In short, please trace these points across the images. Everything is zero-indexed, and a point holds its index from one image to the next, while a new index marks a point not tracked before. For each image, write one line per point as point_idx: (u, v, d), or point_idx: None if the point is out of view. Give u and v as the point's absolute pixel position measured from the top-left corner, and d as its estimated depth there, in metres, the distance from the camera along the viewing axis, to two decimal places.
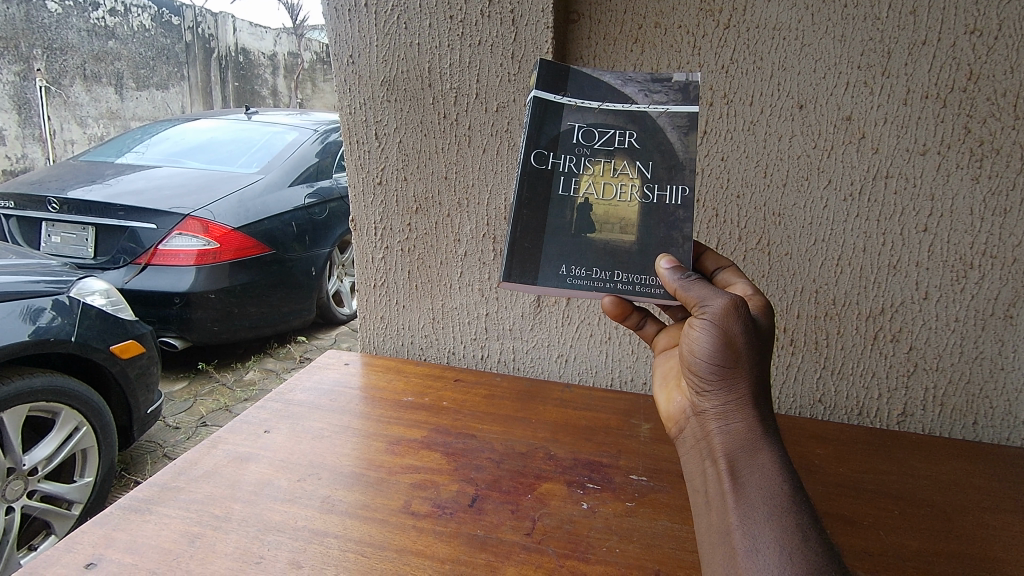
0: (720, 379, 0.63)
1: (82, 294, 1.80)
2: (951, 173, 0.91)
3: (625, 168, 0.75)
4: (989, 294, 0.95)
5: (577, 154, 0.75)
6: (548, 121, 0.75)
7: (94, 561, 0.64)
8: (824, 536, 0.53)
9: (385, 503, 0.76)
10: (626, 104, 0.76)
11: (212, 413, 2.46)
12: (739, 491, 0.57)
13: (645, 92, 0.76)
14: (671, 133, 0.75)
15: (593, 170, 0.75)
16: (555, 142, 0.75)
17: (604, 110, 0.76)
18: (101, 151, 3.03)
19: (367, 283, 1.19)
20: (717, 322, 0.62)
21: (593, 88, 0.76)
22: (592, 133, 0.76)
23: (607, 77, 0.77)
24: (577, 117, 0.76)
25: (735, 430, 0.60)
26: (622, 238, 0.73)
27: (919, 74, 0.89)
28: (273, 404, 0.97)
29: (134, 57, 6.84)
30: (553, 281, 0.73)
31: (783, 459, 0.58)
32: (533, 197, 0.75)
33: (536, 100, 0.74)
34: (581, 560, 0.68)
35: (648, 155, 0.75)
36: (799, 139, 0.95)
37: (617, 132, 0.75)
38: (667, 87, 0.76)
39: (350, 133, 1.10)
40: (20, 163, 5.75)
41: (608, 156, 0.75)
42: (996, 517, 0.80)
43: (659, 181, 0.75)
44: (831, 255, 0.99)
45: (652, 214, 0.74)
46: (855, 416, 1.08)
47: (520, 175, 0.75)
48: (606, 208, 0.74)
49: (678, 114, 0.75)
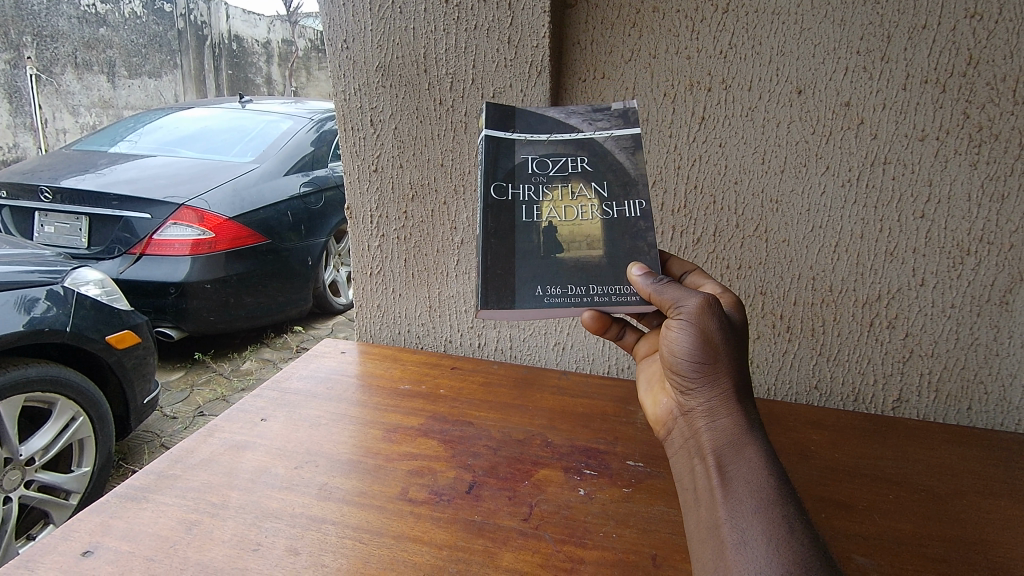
0: (702, 377, 0.64)
1: (76, 284, 1.78)
2: (949, 158, 0.91)
3: (583, 190, 0.76)
4: (985, 280, 0.95)
5: (534, 182, 0.76)
6: (502, 155, 0.77)
7: (92, 548, 0.64)
8: (810, 528, 0.53)
9: (383, 490, 0.76)
10: (574, 134, 0.79)
11: (209, 403, 2.46)
12: (726, 485, 0.57)
13: (589, 121, 0.80)
14: (619, 154, 0.77)
15: (551, 196, 0.76)
16: (512, 175, 0.76)
17: (553, 141, 0.78)
18: (93, 140, 3.01)
19: (363, 271, 1.19)
20: (693, 321, 0.64)
21: (540, 123, 0.79)
22: (546, 163, 0.77)
23: (551, 112, 0.81)
24: (530, 150, 0.78)
25: (722, 425, 0.61)
26: (591, 255, 0.74)
27: (918, 59, 0.88)
28: (270, 393, 0.97)
29: (125, 45, 6.74)
30: (531, 303, 0.71)
31: (768, 451, 0.59)
32: (498, 227, 0.74)
33: (488, 138, 0.76)
34: (578, 545, 0.68)
35: (602, 177, 0.77)
36: (797, 125, 0.94)
37: (569, 159, 0.78)
38: (608, 114, 0.80)
39: (346, 120, 1.09)
40: (12, 154, 5.76)
41: (564, 181, 0.77)
42: (990, 501, 0.81)
43: (615, 198, 0.77)
44: (828, 242, 0.99)
45: (615, 228, 0.75)
46: (851, 402, 1.09)
47: (483, 208, 0.74)
48: (571, 229, 0.74)
49: (622, 137, 0.78)
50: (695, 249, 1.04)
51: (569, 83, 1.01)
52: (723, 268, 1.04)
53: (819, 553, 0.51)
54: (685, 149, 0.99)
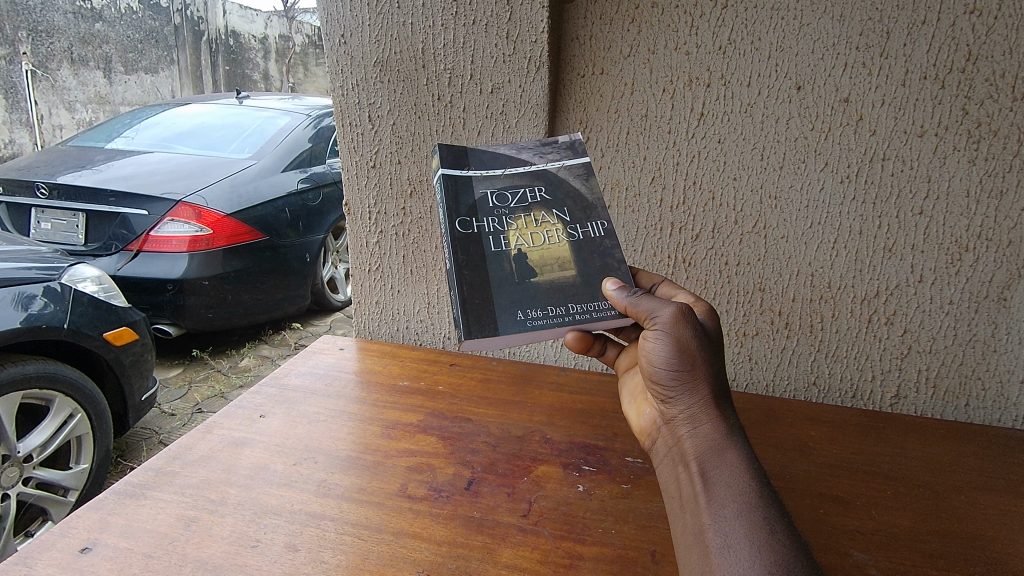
0: (681, 385, 0.64)
1: (74, 281, 1.78)
2: (947, 155, 0.91)
3: (546, 217, 0.78)
4: (984, 276, 0.96)
5: (498, 214, 0.77)
6: (461, 192, 0.78)
7: (90, 545, 0.64)
8: (792, 529, 0.53)
9: (381, 487, 0.76)
10: (527, 167, 0.82)
11: (207, 400, 2.46)
12: (709, 491, 0.56)
13: (540, 154, 0.83)
14: (573, 182, 0.81)
15: (516, 225, 0.77)
16: (474, 209, 0.77)
17: (508, 175, 0.80)
18: (90, 136, 2.99)
19: (362, 267, 1.19)
20: (669, 330, 0.64)
21: (493, 159, 0.81)
22: (505, 196, 0.79)
23: (501, 149, 0.83)
24: (488, 185, 0.79)
25: (704, 432, 0.61)
26: (564, 275, 0.75)
27: (917, 54, 0.88)
28: (268, 389, 0.97)
29: (122, 40, 6.72)
30: (514, 328, 0.70)
31: (749, 455, 0.59)
32: (469, 259, 0.74)
33: (445, 176, 0.77)
34: (578, 542, 0.68)
35: (562, 203, 0.79)
36: (796, 122, 0.94)
37: (527, 190, 0.79)
38: (557, 147, 0.84)
39: (344, 116, 1.08)
40: (8, 150, 5.74)
41: (526, 211, 0.78)
42: (987, 497, 0.81)
43: (578, 221, 0.79)
44: (827, 238, 0.99)
45: (583, 248, 0.77)
46: (849, 398, 1.09)
47: (450, 243, 0.74)
48: (540, 253, 0.75)
49: (573, 166, 0.82)
50: (694, 246, 1.04)
51: (567, 79, 1.00)
52: (722, 264, 1.04)
53: (801, 554, 0.51)
54: (684, 144, 0.99)
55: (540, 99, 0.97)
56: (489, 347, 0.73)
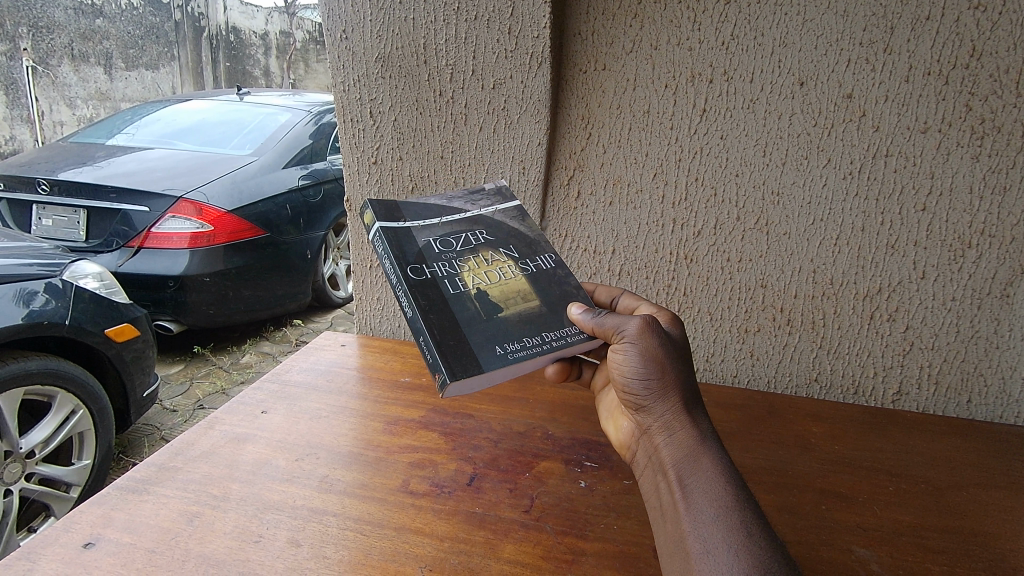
0: (652, 396, 0.64)
1: (75, 279, 1.78)
2: (951, 151, 0.91)
3: (494, 256, 0.82)
4: (986, 273, 0.95)
5: (446, 258, 0.79)
6: (404, 242, 0.79)
7: (93, 540, 0.64)
8: (769, 533, 0.53)
9: (384, 482, 0.76)
10: (462, 214, 0.87)
11: (208, 396, 2.46)
12: (687, 498, 0.57)
13: (471, 201, 0.89)
14: (509, 223, 0.87)
15: (467, 266, 0.80)
16: (421, 257, 0.78)
17: (446, 223, 0.85)
18: (90, 133, 2.99)
19: (363, 264, 1.19)
20: (636, 341, 0.65)
21: (426, 211, 0.85)
22: (448, 242, 0.82)
23: (432, 200, 0.88)
24: (428, 234, 0.82)
25: (680, 438, 0.61)
26: (529, 306, 0.76)
27: (922, 50, 0.87)
28: (270, 385, 0.97)
29: (122, 36, 6.69)
30: (496, 362, 0.68)
31: (725, 460, 0.59)
32: (431, 302, 0.73)
33: (384, 229, 0.78)
34: (579, 537, 0.69)
35: (505, 242, 0.84)
36: (799, 118, 0.94)
37: (468, 234, 0.84)
38: (486, 194, 0.91)
39: (345, 112, 1.07)
40: (8, 146, 5.74)
41: (473, 254, 0.82)
42: (989, 493, 0.81)
43: (526, 256, 0.83)
44: (828, 235, 0.99)
45: (540, 279, 0.80)
46: (851, 395, 1.09)
47: (408, 291, 0.73)
48: (500, 289, 0.77)
49: (507, 210, 0.89)
50: (696, 241, 1.04)
51: (569, 76, 1.00)
52: (724, 261, 1.04)
53: (776, 554, 0.51)
54: (686, 141, 0.98)
55: (542, 96, 0.97)
56: (470, 388, 0.69)
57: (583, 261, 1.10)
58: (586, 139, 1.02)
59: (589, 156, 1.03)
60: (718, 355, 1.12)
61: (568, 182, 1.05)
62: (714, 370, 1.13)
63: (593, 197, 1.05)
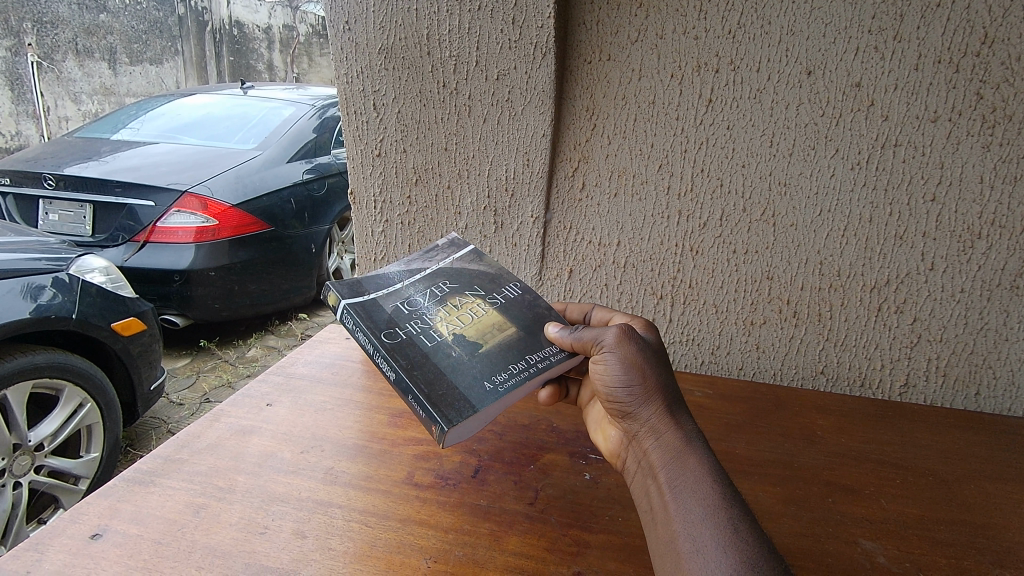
0: (636, 402, 0.65)
1: (82, 271, 1.79)
2: (961, 140, 0.89)
3: (462, 299, 0.84)
4: (996, 264, 0.94)
5: (417, 315, 0.80)
6: (373, 312, 0.78)
7: (100, 531, 0.64)
8: (756, 530, 0.54)
9: (389, 474, 0.76)
10: (423, 270, 0.89)
11: (215, 389, 2.48)
12: (677, 499, 0.57)
13: (428, 257, 0.93)
14: (470, 266, 0.90)
15: (439, 317, 0.81)
16: (392, 321, 0.78)
17: (408, 285, 0.86)
18: (95, 127, 3.00)
19: (368, 257, 1.19)
20: (615, 349, 0.67)
21: (387, 279, 0.86)
22: (414, 300, 0.83)
23: (391, 269, 0.90)
24: (394, 299, 0.82)
25: (666, 441, 0.62)
26: (507, 335, 0.78)
27: (932, 38, 0.86)
28: (275, 378, 0.97)
29: (126, 31, 6.68)
30: (488, 398, 0.68)
31: (711, 460, 0.60)
32: (413, 361, 0.72)
33: (350, 306, 0.78)
34: (585, 529, 0.68)
35: (469, 283, 0.87)
36: (806, 107, 0.93)
37: (432, 287, 0.86)
38: (441, 249, 0.95)
39: (348, 104, 1.07)
40: (15, 142, 5.81)
41: (441, 304, 0.83)
42: (998, 486, 0.81)
43: (492, 290, 0.86)
44: (836, 226, 0.98)
45: (511, 308, 0.83)
46: (858, 387, 1.08)
47: (387, 355, 0.71)
48: (476, 328, 0.79)
49: (464, 255, 0.92)
50: (702, 233, 1.03)
51: (574, 66, 0.98)
52: (730, 253, 1.03)
53: (764, 550, 0.52)
54: (691, 132, 0.97)
55: (547, 86, 0.96)
56: (467, 433, 0.67)
57: (588, 253, 1.09)
58: (591, 130, 1.01)
59: (594, 148, 1.02)
60: (724, 348, 1.11)
61: (572, 175, 1.04)
62: (719, 363, 1.13)
63: (597, 189, 1.04)
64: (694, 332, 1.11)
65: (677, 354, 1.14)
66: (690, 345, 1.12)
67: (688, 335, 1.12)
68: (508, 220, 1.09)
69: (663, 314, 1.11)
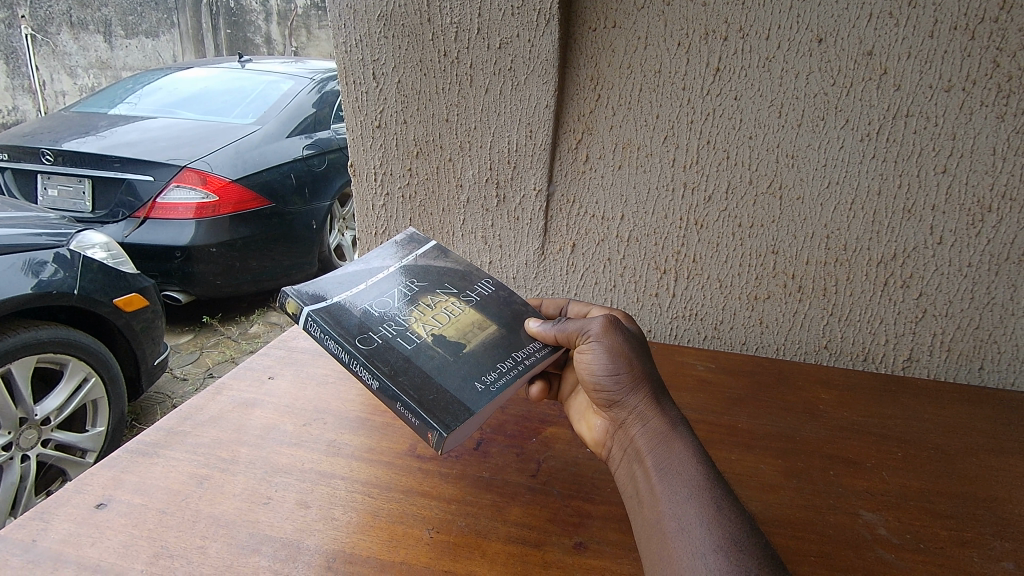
0: (622, 390, 0.66)
1: (82, 248, 1.77)
2: (974, 110, 0.87)
3: (435, 298, 0.82)
4: (1005, 238, 0.93)
5: (389, 318, 0.76)
6: (340, 317, 0.73)
7: (104, 501, 0.65)
8: (738, 508, 0.54)
9: (391, 446, 0.76)
10: (387, 268, 0.86)
11: (218, 365, 2.49)
12: (663, 480, 0.58)
13: (391, 252, 0.90)
14: (435, 263, 0.89)
15: (414, 317, 0.78)
16: (362, 326, 0.73)
17: (373, 286, 0.82)
18: (93, 102, 2.96)
19: (369, 231, 1.17)
20: (602, 338, 0.68)
21: (351, 279, 0.82)
22: (382, 301, 0.79)
23: (351, 266, 0.85)
24: (360, 302, 0.78)
25: (653, 426, 0.62)
26: (488, 332, 0.78)
27: (948, 3, 0.83)
28: (276, 351, 0.97)
29: (121, 2, 6.53)
30: (482, 400, 0.67)
31: (696, 444, 0.61)
32: (394, 367, 0.68)
33: (316, 312, 0.72)
34: (586, 500, 0.69)
35: (439, 282, 0.85)
36: (817, 77, 0.90)
37: (400, 288, 0.82)
38: (401, 244, 0.92)
39: (347, 73, 1.04)
40: (11, 116, 5.78)
41: (414, 304, 0.80)
42: (998, 459, 0.82)
43: (465, 288, 0.85)
44: (844, 200, 0.96)
45: (486, 304, 0.83)
46: (860, 361, 1.08)
47: (367, 362, 0.67)
48: (454, 327, 0.78)
49: (428, 252, 0.91)
50: (706, 207, 1.02)
51: (578, 34, 0.95)
52: (734, 226, 1.02)
53: (746, 527, 0.53)
54: (698, 102, 0.95)
55: (550, 55, 0.94)
56: (462, 437, 0.66)
57: (591, 227, 1.08)
58: (595, 100, 0.99)
59: (598, 119, 1.00)
60: (727, 323, 1.11)
61: (576, 147, 1.03)
62: (722, 338, 1.12)
63: (602, 161, 1.03)
64: (696, 307, 1.11)
65: (679, 329, 1.13)
66: (693, 319, 1.12)
67: (691, 309, 1.11)
68: (510, 193, 1.07)
69: (666, 289, 1.10)
